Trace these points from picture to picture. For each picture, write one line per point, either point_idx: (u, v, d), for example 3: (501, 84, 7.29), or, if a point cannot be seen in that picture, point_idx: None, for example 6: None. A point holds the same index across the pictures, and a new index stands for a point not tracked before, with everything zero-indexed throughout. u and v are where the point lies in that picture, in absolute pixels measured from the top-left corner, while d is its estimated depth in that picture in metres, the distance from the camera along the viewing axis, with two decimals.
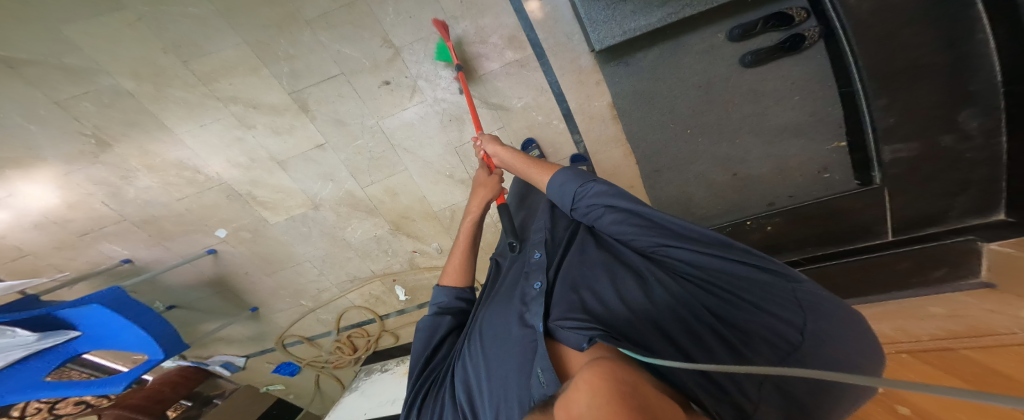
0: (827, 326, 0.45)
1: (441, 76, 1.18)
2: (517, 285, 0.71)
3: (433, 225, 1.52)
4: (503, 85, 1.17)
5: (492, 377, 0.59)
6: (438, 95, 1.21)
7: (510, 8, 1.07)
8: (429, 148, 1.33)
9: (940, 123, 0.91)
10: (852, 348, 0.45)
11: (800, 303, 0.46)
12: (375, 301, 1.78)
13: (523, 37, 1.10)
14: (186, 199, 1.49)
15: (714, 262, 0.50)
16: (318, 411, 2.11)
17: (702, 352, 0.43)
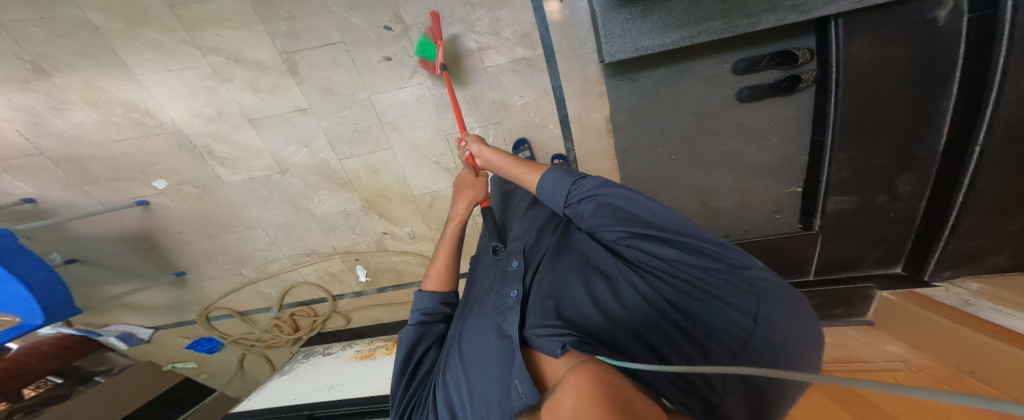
0: (776, 309, 0.42)
1: (449, 64, 1.18)
2: (490, 289, 0.66)
3: (409, 209, 1.44)
4: (507, 81, 1.20)
5: (471, 389, 0.52)
6: (441, 77, 1.20)
7: (529, 5, 1.11)
8: (420, 131, 1.30)
9: (882, 182, 1.05)
10: (806, 332, 0.42)
11: (754, 289, 0.43)
12: (329, 280, 1.61)
13: (536, 37, 1.14)
14: (126, 142, 1.31)
15: (674, 253, 0.49)
16: (234, 393, 1.78)
17: (673, 351, 0.41)
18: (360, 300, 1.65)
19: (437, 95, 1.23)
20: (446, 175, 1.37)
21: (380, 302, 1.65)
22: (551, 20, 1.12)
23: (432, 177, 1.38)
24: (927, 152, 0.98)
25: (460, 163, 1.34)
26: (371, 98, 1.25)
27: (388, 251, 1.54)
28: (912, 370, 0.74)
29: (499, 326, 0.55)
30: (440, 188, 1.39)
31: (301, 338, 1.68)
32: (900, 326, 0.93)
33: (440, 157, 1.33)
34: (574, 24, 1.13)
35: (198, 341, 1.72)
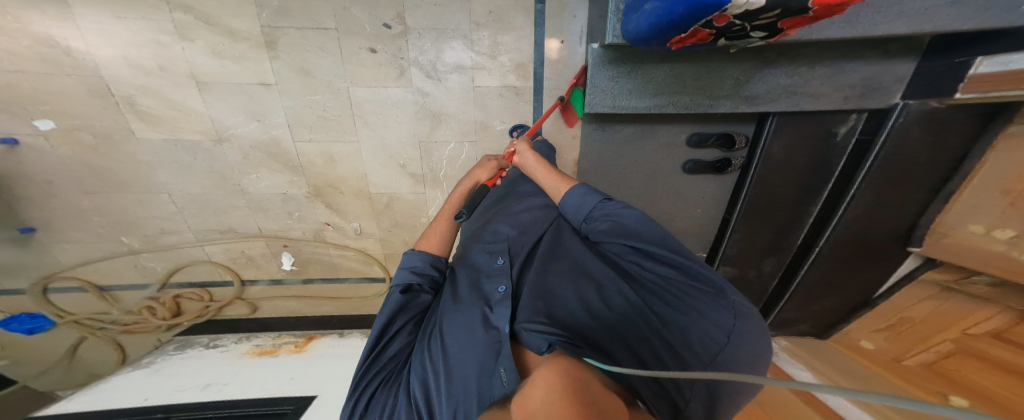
0: (744, 327, 0.53)
1: (442, 77, 1.22)
2: (477, 285, 0.71)
3: (362, 204, 1.38)
4: (493, 105, 1.27)
5: (452, 376, 0.57)
6: (429, 84, 1.23)
7: (531, 39, 1.20)
8: (393, 131, 1.27)
9: (756, 260, 1.34)
10: (761, 347, 0.53)
11: (734, 311, 0.54)
12: (241, 260, 1.43)
13: (529, 70, 1.23)
14: (19, 75, 1.07)
15: (671, 271, 0.60)
16: (41, 388, 1.40)
17: (651, 354, 0.49)
18: (277, 290, 1.51)
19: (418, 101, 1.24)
20: (410, 180, 1.35)
21: (297, 292, 1.52)
22: (547, 57, 1.22)
23: (394, 179, 1.35)
24: (790, 247, 1.25)
25: (427, 171, 1.34)
26: (353, 90, 1.22)
27: (327, 244, 1.45)
28: None
29: (486, 318, 0.63)
30: (398, 188, 1.37)
31: (181, 324, 1.45)
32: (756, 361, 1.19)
33: (408, 162, 1.32)
34: (567, 66, 1.24)
35: (15, 318, 1.33)
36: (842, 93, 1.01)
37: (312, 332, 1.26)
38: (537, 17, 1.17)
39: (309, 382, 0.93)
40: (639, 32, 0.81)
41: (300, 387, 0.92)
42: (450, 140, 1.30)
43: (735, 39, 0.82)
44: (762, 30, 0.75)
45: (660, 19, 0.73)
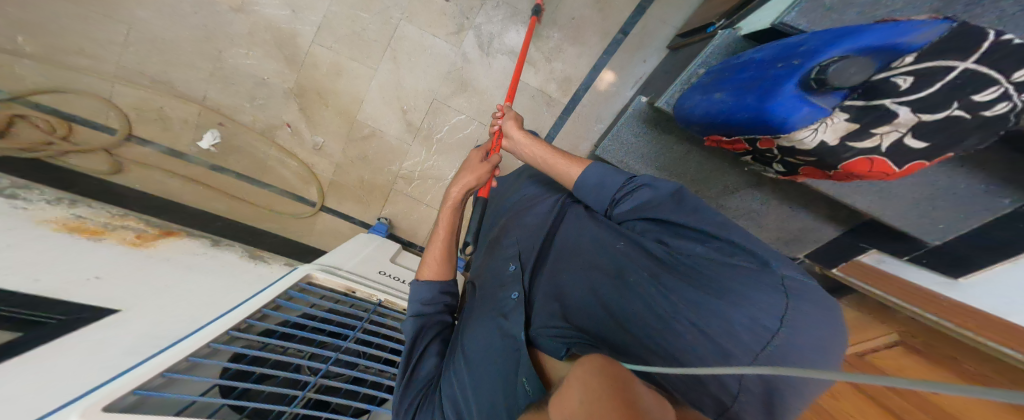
0: (807, 309, 0.45)
1: (494, 55, 1.19)
2: (494, 295, 0.77)
3: (341, 125, 1.30)
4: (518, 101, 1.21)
5: (479, 393, 0.60)
6: (471, 52, 1.19)
7: (591, 62, 1.17)
8: (416, 77, 1.23)
9: None
10: (831, 336, 0.44)
11: (784, 289, 0.47)
12: (151, 117, 1.26)
13: (573, 89, 1.20)
14: None
15: (706, 249, 0.57)
16: None
17: (682, 346, 0.46)
18: (173, 163, 1.28)
19: (446, 65, 1.21)
20: (403, 126, 1.29)
21: (191, 176, 1.30)
22: (596, 88, 1.19)
23: (387, 116, 1.28)
24: None
25: (430, 128, 1.29)
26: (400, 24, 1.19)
27: (272, 143, 1.32)
28: None
29: (501, 327, 0.68)
30: (387, 125, 1.29)
31: None
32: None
33: (413, 108, 1.27)
34: (607, 101, 1.20)
35: None
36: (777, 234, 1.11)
37: (175, 228, 0.98)
38: (610, 46, 1.16)
39: (122, 290, 0.65)
40: (691, 115, 0.78)
41: (103, 293, 0.63)
42: (464, 110, 1.25)
43: (761, 162, 0.81)
44: (784, 166, 0.74)
45: (721, 113, 0.70)
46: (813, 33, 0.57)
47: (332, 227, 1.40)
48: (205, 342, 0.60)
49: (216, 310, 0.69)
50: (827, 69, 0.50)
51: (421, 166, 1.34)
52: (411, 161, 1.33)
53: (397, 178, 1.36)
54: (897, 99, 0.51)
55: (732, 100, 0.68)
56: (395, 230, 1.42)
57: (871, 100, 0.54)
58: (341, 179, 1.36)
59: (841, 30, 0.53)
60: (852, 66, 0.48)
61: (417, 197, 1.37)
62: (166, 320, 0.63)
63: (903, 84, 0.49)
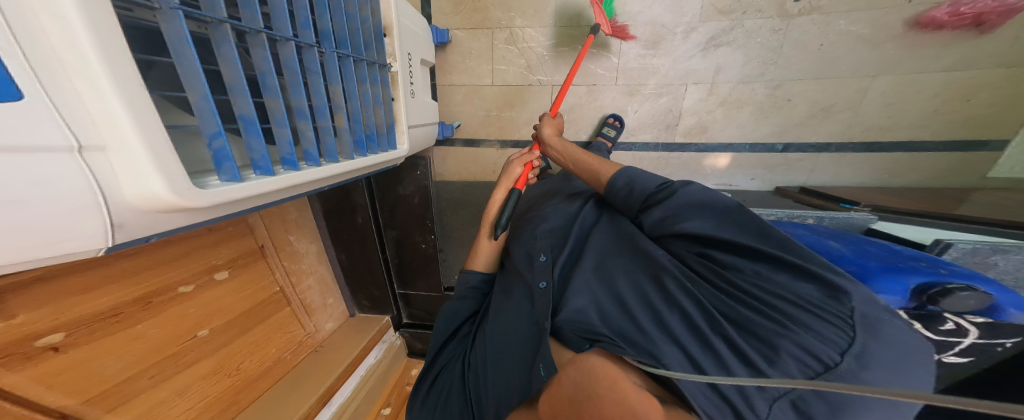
0: (881, 346, 0.45)
1: (691, 56, 1.06)
2: (523, 279, 0.82)
3: None
4: (658, 102, 1.13)
5: (493, 374, 0.70)
6: (696, 36, 1.05)
7: (737, 144, 1.10)
8: None
9: (433, 299, 1.60)
10: (923, 371, 0.44)
11: (851, 323, 0.47)
12: None
13: (696, 141, 1.14)
14: None
15: (777, 273, 0.56)
16: None
17: (716, 365, 0.53)
18: None
19: (663, 20, 1.07)
20: (575, 11, 1.14)
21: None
22: (703, 159, 1.15)
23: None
24: None
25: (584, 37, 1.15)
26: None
27: None
28: (197, 341, 0.83)
29: (534, 306, 0.74)
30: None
31: None
32: (312, 293, 1.28)
33: (600, 11, 1.12)
34: (695, 173, 1.17)
35: None
36: None
37: None
38: (759, 146, 1.09)
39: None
40: (790, 238, 0.81)
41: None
42: (621, 57, 1.13)
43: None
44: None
45: (831, 254, 0.71)
46: (961, 268, 0.62)
47: None
48: None
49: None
50: (960, 287, 0.55)
51: (534, 45, 1.19)
52: (535, 33, 1.19)
53: (507, 28, 1.20)
54: (936, 334, 0.54)
55: (849, 253, 0.70)
56: (443, 51, 1.25)
57: (914, 319, 0.58)
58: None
59: (984, 275, 0.59)
60: (972, 298, 0.54)
61: (494, 56, 1.22)
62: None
63: (946, 327, 0.55)
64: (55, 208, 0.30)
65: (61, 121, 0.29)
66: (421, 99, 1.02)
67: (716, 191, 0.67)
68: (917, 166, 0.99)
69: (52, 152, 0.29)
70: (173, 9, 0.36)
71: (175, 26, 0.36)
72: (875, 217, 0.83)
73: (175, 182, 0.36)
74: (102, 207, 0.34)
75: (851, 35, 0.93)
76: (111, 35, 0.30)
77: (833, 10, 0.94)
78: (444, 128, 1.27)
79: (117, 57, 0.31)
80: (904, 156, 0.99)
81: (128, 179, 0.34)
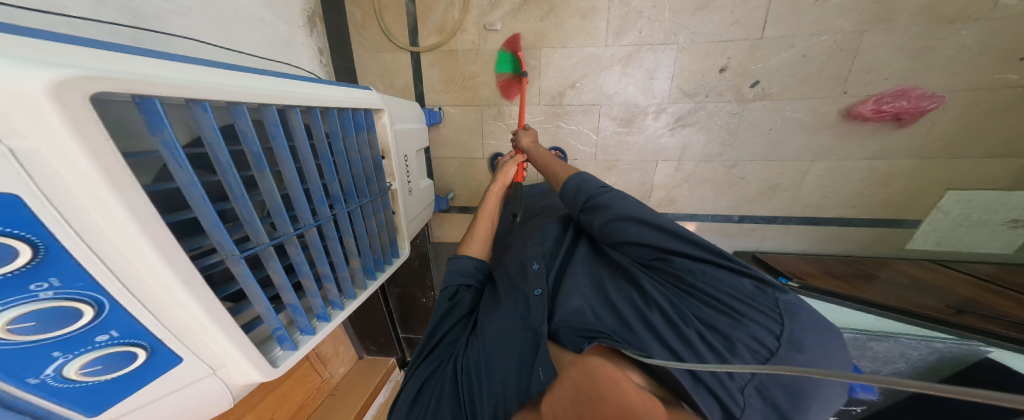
0: (800, 328, 0.54)
1: (661, 135, 1.19)
2: (515, 286, 0.80)
3: (524, 40, 1.22)
4: (632, 176, 1.26)
5: (486, 378, 0.65)
6: (665, 116, 1.17)
7: (701, 211, 1.25)
8: (613, 79, 1.18)
9: None
10: (833, 348, 0.54)
11: (779, 310, 0.56)
12: None
13: (665, 211, 1.28)
14: None
15: (720, 272, 0.61)
16: None
17: (693, 353, 0.56)
18: None
19: (635, 101, 1.18)
20: (556, 91, 1.25)
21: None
22: None
23: (562, 72, 1.22)
24: None
25: (566, 114, 1.26)
26: (641, 20, 1.10)
27: None
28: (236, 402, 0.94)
29: (525, 313, 0.73)
30: (550, 75, 1.24)
31: None
32: (326, 346, 1.36)
33: (579, 93, 1.23)
34: None
35: None
36: None
37: None
38: (719, 216, 1.24)
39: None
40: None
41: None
42: (600, 134, 1.25)
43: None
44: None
45: None
46: None
47: (394, 65, 1.35)
48: (268, 101, 0.49)
49: (208, 33, 0.82)
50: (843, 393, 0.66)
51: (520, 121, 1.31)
52: (520, 110, 1.30)
53: (494, 106, 1.31)
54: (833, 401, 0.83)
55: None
56: (436, 126, 1.36)
57: None
58: (463, 58, 1.28)
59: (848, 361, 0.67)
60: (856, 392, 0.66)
61: (484, 131, 1.34)
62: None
63: None
64: (210, 403, 0.47)
65: (205, 363, 0.44)
66: (417, 189, 1.11)
67: (636, 202, 0.70)
68: (847, 232, 1.17)
69: (201, 382, 0.44)
70: (237, 256, 0.45)
71: (241, 268, 0.46)
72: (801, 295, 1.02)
73: (269, 372, 0.51)
74: (233, 396, 0.49)
75: (797, 119, 1.07)
76: (222, 312, 0.42)
77: (782, 97, 1.06)
78: (438, 201, 1.40)
79: (222, 314, 0.42)
80: (837, 228, 1.18)
81: (241, 380, 0.48)
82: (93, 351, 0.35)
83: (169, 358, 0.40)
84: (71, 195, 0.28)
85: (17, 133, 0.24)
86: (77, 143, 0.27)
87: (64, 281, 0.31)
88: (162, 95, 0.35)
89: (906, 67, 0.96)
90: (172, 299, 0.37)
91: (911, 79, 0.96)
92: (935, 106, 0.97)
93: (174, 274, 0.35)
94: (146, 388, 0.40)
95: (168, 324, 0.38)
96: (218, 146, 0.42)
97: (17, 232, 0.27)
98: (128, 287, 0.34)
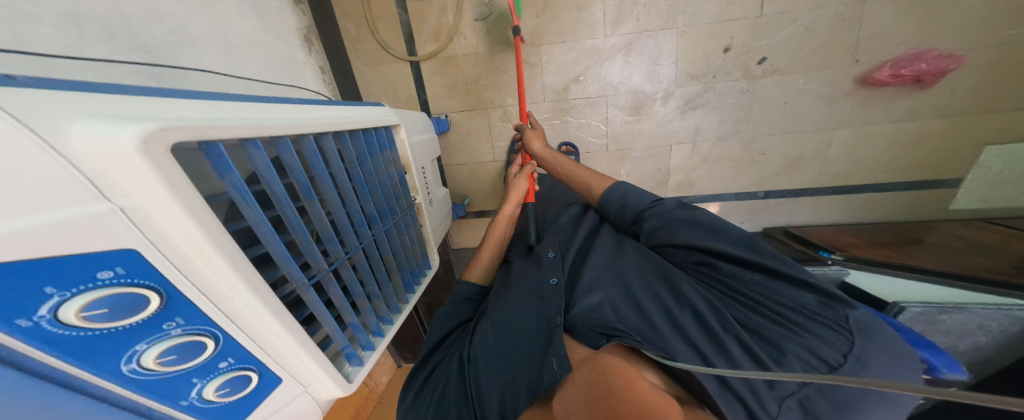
0: (874, 349, 0.52)
1: (671, 120, 1.19)
2: (525, 276, 0.78)
3: (521, 36, 1.21)
4: (647, 164, 1.26)
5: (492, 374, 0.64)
6: (674, 100, 1.16)
7: (719, 192, 1.25)
8: (618, 68, 1.18)
9: None
10: (902, 366, 0.52)
11: (848, 327, 0.55)
12: None
13: (685, 194, 1.27)
14: None
15: (776, 284, 0.61)
16: None
17: (728, 359, 0.56)
18: None
19: (642, 88, 1.18)
20: (561, 86, 1.24)
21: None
22: None
23: (564, 67, 1.21)
24: None
25: (573, 109, 1.25)
26: (638, 6, 1.09)
27: None
28: None
29: (539, 306, 0.71)
30: (553, 71, 1.23)
31: None
32: None
33: (584, 85, 1.22)
34: None
35: None
36: None
37: None
38: (742, 194, 1.24)
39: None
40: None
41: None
42: (610, 125, 1.24)
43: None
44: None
45: None
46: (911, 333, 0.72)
47: (396, 78, 1.34)
48: (306, 131, 0.50)
49: (217, 62, 0.82)
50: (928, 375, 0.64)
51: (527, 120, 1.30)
52: (526, 109, 1.29)
53: (500, 108, 1.31)
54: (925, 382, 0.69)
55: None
56: (444, 134, 1.36)
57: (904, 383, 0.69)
58: (463, 63, 1.28)
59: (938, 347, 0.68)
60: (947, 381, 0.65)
61: (493, 134, 1.33)
62: (143, 15, 0.66)
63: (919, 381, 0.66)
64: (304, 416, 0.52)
65: (296, 380, 0.48)
66: (436, 198, 1.12)
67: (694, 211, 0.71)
68: (876, 202, 1.18)
69: (295, 398, 0.49)
70: (304, 281, 0.48)
71: (311, 294, 0.49)
72: (842, 269, 0.97)
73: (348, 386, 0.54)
74: (318, 406, 0.54)
75: (812, 92, 1.06)
76: (303, 334, 0.46)
77: (793, 71, 1.05)
78: (456, 209, 1.40)
79: (303, 335, 0.46)
80: (867, 196, 1.18)
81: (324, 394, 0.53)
82: (222, 374, 0.40)
83: (270, 378, 0.44)
84: (178, 248, 0.32)
85: (121, 192, 0.28)
86: (169, 192, 0.30)
87: (186, 319, 0.35)
88: (223, 140, 0.38)
89: (916, 30, 0.95)
90: (266, 326, 0.41)
91: (926, 41, 0.96)
92: (954, 66, 0.97)
93: (265, 304, 0.39)
94: (255, 409, 0.44)
95: (267, 348, 0.43)
96: (275, 182, 0.45)
97: (145, 283, 0.32)
98: (233, 318, 0.38)
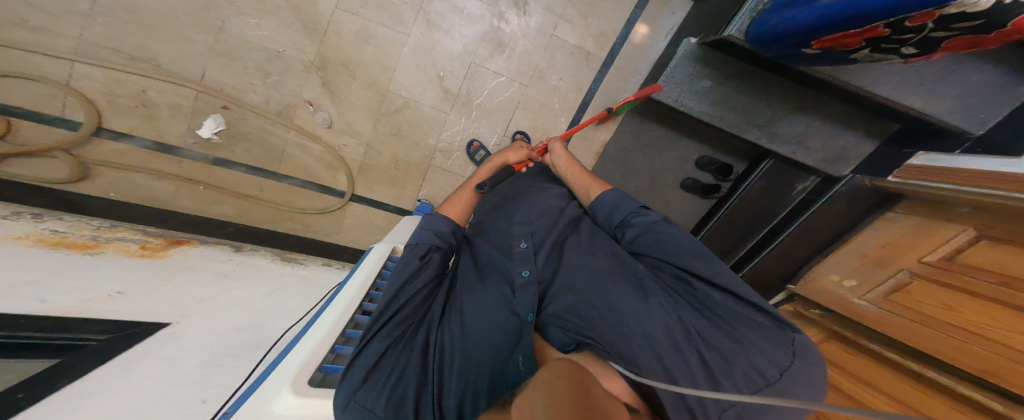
0: (803, 367, 0.51)
1: (532, 24, 1.40)
2: (501, 268, 0.80)
3: (372, 98, 1.40)
4: (562, 63, 1.45)
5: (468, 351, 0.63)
6: (510, 13, 1.38)
7: (625, 19, 1.44)
8: (452, 41, 1.38)
9: None
10: (819, 376, 0.52)
11: (791, 347, 0.53)
12: (129, 109, 1.25)
13: (608, 42, 1.46)
14: None
15: (732, 303, 0.60)
16: None
17: (687, 375, 0.54)
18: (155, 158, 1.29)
19: (481, 31, 1.38)
20: (439, 93, 1.43)
21: (179, 173, 1.32)
22: (631, 40, 1.45)
23: (422, 84, 1.41)
24: None
25: (470, 92, 1.44)
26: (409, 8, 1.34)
27: (290, 126, 1.38)
28: None
29: (509, 300, 0.72)
30: (422, 94, 1.42)
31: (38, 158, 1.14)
32: None
33: (448, 77, 1.41)
34: (644, 53, 1.46)
35: None
36: (822, 154, 1.26)
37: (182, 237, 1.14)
38: None
39: (151, 305, 0.76)
40: (792, 23, 0.74)
41: (120, 308, 0.72)
42: (504, 71, 1.44)
43: (874, 54, 0.71)
44: (916, 48, 0.65)
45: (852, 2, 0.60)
46: None
47: (363, 218, 1.52)
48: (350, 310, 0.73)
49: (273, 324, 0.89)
50: None
51: (461, 133, 1.48)
52: (449, 130, 1.47)
53: (432, 151, 1.49)
54: None
55: None
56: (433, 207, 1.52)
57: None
58: (370, 161, 1.46)
59: None
60: None
61: (455, 171, 1.50)
62: (207, 341, 0.75)
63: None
64: None
65: None
66: None
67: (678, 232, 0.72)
68: None
69: None
70: None
71: None
72: None
73: None
74: None
75: None
76: None
77: None
78: None
79: None
80: None
81: None
82: None
83: None
84: None
85: None
86: None
87: None
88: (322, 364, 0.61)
89: None
90: None
91: None
92: None
93: None
94: None
95: None
96: None
97: None
98: None
